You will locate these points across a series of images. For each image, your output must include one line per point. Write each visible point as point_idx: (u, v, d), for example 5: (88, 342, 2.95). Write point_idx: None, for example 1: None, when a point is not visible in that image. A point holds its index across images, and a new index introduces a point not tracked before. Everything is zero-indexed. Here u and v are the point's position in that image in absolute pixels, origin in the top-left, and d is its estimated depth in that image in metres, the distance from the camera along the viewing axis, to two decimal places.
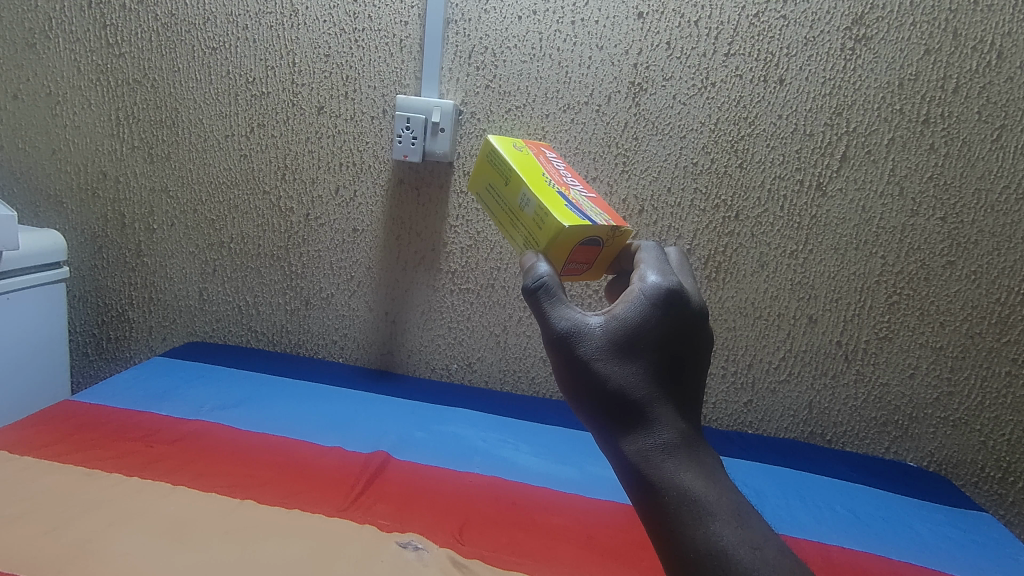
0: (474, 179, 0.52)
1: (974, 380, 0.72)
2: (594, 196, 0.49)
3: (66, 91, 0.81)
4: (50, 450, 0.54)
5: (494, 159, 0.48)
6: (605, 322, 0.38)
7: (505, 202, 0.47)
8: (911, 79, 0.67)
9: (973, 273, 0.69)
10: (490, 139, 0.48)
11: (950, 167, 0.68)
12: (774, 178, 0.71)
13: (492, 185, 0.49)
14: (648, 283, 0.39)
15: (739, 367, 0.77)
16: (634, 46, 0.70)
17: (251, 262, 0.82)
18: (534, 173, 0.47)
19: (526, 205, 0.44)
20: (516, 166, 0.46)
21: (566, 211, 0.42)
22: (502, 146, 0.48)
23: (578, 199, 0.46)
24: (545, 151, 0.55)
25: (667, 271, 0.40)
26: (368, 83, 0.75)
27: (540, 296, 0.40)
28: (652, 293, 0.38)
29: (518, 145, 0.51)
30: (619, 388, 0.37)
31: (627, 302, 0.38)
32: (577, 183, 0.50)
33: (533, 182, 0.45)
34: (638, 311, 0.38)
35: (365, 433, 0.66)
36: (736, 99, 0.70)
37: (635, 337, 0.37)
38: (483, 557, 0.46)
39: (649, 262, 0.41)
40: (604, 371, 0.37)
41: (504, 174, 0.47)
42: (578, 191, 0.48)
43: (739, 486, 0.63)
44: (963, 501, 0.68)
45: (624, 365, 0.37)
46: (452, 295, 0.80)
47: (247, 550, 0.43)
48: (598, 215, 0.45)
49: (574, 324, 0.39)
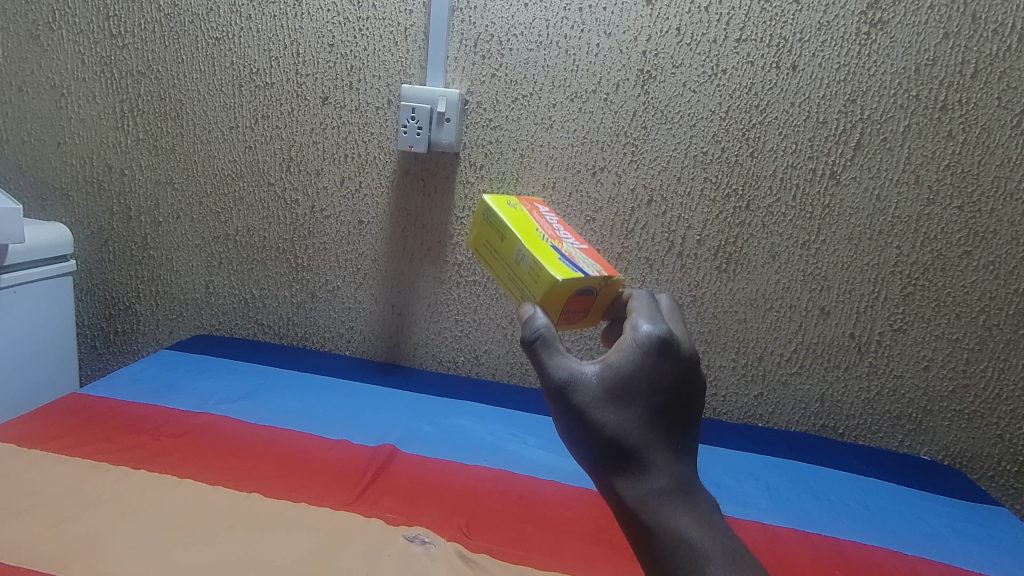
0: (473, 236, 0.52)
1: (990, 373, 0.70)
2: (587, 248, 0.49)
3: (71, 84, 0.80)
4: (59, 443, 0.54)
5: (490, 218, 0.49)
6: (600, 369, 0.38)
7: (501, 257, 0.48)
8: (928, 64, 0.65)
9: (990, 263, 0.68)
10: (486, 200, 0.49)
11: (967, 155, 0.66)
12: (786, 167, 0.69)
13: (490, 244, 0.50)
14: (640, 332, 0.38)
15: (749, 360, 0.76)
16: (643, 33, 0.69)
17: (258, 254, 0.82)
18: (528, 229, 0.48)
19: (520, 261, 0.44)
20: (510, 223, 0.47)
21: (559, 264, 0.43)
22: (497, 206, 0.49)
23: (571, 251, 0.46)
24: (539, 208, 0.55)
25: (659, 319, 0.40)
26: (373, 73, 0.74)
27: (538, 347, 0.39)
28: (645, 342, 0.38)
29: (513, 203, 0.52)
30: (616, 436, 0.36)
31: (621, 350, 0.38)
32: (570, 236, 0.50)
33: (526, 238, 0.45)
34: (631, 359, 0.38)
35: (373, 425, 0.66)
36: (748, 86, 0.68)
37: (630, 385, 0.37)
38: (490, 551, 0.45)
39: (640, 310, 0.41)
40: (601, 419, 0.37)
41: (500, 233, 0.48)
42: (571, 244, 0.48)
43: (750, 478, 0.63)
44: (978, 495, 0.66)
45: (621, 411, 0.37)
46: (458, 287, 0.79)
47: (251, 548, 0.42)
48: (590, 266, 0.45)
49: (571, 372, 0.38)
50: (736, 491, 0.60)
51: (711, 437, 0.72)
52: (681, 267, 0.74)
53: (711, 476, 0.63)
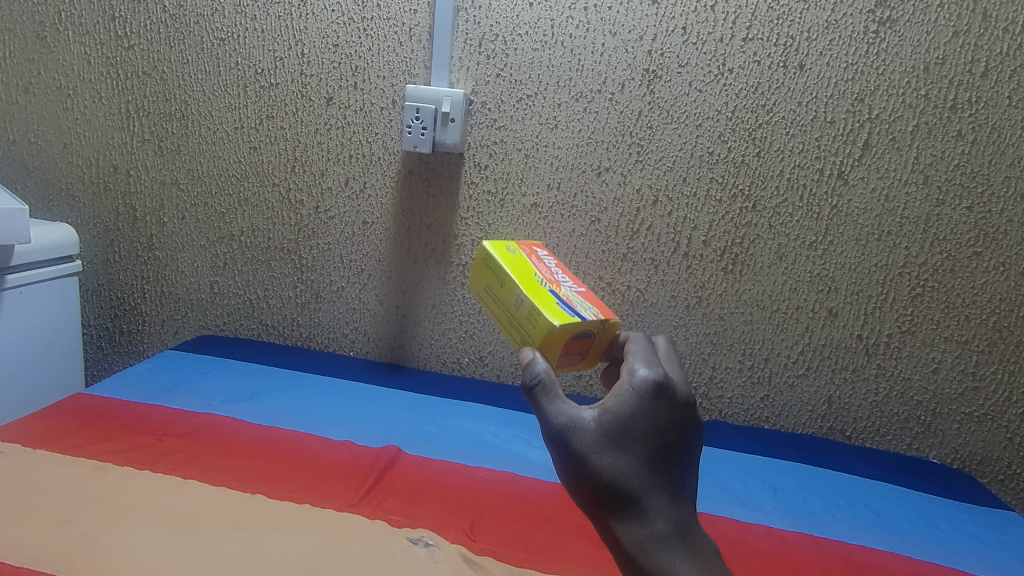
0: (472, 278, 0.52)
1: (1001, 376, 0.70)
2: (585, 289, 0.49)
3: (77, 85, 0.80)
4: (64, 442, 0.54)
5: (488, 262, 0.49)
6: (599, 415, 0.37)
7: (500, 301, 0.47)
8: (938, 63, 0.64)
9: (1001, 264, 0.67)
10: (485, 244, 0.49)
11: (977, 155, 0.65)
12: (793, 167, 0.69)
13: (488, 288, 0.49)
14: (636, 376, 0.38)
15: (756, 361, 0.75)
16: (648, 32, 0.68)
17: (262, 255, 0.82)
18: (526, 272, 0.48)
19: (518, 305, 0.44)
20: (508, 267, 0.47)
21: (556, 308, 0.42)
22: (496, 250, 0.48)
23: (569, 294, 0.46)
24: (537, 250, 0.54)
25: (655, 361, 0.39)
26: (377, 73, 0.74)
27: (537, 394, 0.39)
28: (641, 386, 0.37)
29: (512, 246, 0.51)
30: (614, 481, 0.36)
31: (617, 395, 0.38)
32: (567, 278, 0.50)
33: (524, 283, 0.45)
34: (628, 404, 0.37)
35: (376, 427, 0.65)
36: (754, 86, 0.68)
37: (626, 429, 0.36)
38: (495, 553, 0.45)
39: (637, 352, 0.40)
40: (599, 465, 0.36)
41: (498, 276, 0.47)
42: (569, 286, 0.48)
43: (757, 481, 0.62)
44: (988, 499, 0.65)
45: (618, 456, 0.36)
46: (463, 288, 0.79)
47: (252, 548, 0.42)
48: (588, 310, 0.44)
49: (570, 419, 0.37)
50: (743, 494, 0.59)
51: (718, 439, 0.71)
52: (686, 268, 0.73)
53: (719, 479, 0.62)
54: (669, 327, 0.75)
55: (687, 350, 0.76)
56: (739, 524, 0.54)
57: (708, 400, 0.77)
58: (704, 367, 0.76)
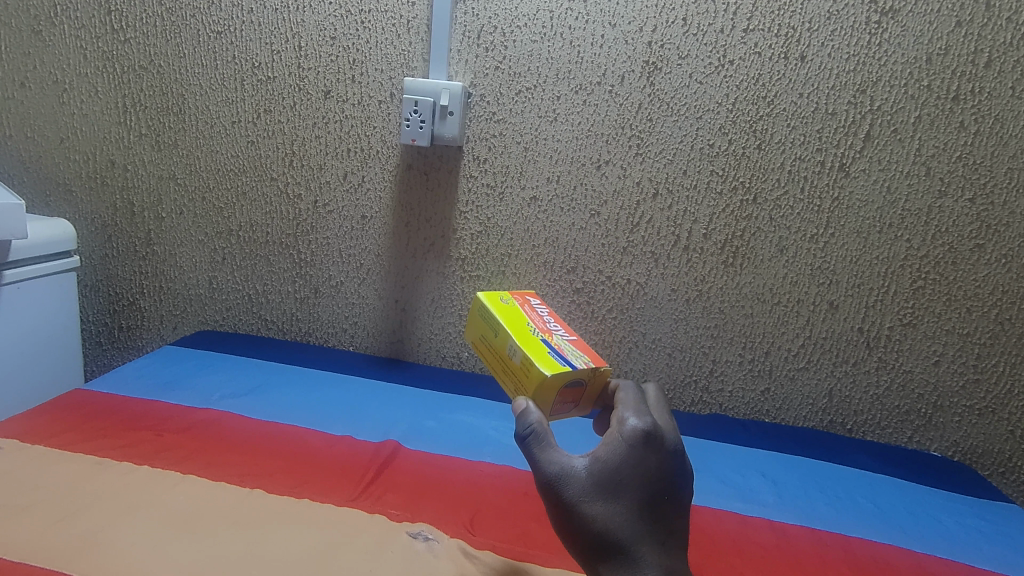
0: (466, 329, 0.53)
1: (1002, 368, 0.69)
2: (576, 338, 0.49)
3: (73, 79, 0.80)
4: (63, 439, 0.54)
5: (482, 314, 0.49)
6: (589, 463, 0.38)
7: (493, 352, 0.48)
8: (940, 54, 0.64)
9: (1003, 256, 0.66)
10: (479, 296, 0.50)
11: (980, 146, 0.65)
12: (794, 159, 0.68)
13: (482, 339, 0.50)
14: (626, 426, 0.38)
15: (756, 355, 0.75)
16: (648, 23, 0.68)
17: (261, 250, 0.81)
18: (518, 323, 0.48)
19: (511, 355, 0.44)
20: (501, 317, 0.47)
21: (548, 358, 0.43)
22: (489, 301, 0.49)
23: (561, 343, 0.46)
24: (530, 299, 0.55)
25: (644, 410, 0.40)
26: (375, 66, 0.74)
27: (530, 443, 0.39)
28: (631, 436, 0.38)
29: (505, 297, 0.52)
30: (606, 530, 0.36)
31: (607, 444, 0.38)
32: (560, 327, 0.50)
33: (516, 333, 0.45)
34: (617, 454, 0.37)
35: (376, 421, 0.65)
36: (756, 77, 0.67)
37: (616, 477, 0.37)
38: (494, 547, 0.45)
39: (627, 402, 0.41)
40: (589, 513, 0.36)
41: (491, 327, 0.48)
42: (560, 335, 0.48)
43: (758, 475, 0.62)
44: (990, 493, 0.65)
45: (609, 504, 0.37)
46: (463, 282, 0.78)
47: (252, 547, 0.42)
48: (579, 358, 0.45)
49: (563, 468, 0.38)
50: (743, 487, 0.59)
51: (718, 433, 0.71)
52: (687, 261, 0.73)
53: (718, 471, 0.62)
54: (668, 320, 0.75)
55: (688, 344, 0.76)
56: (740, 517, 0.54)
57: (709, 393, 0.77)
58: (704, 361, 0.76)
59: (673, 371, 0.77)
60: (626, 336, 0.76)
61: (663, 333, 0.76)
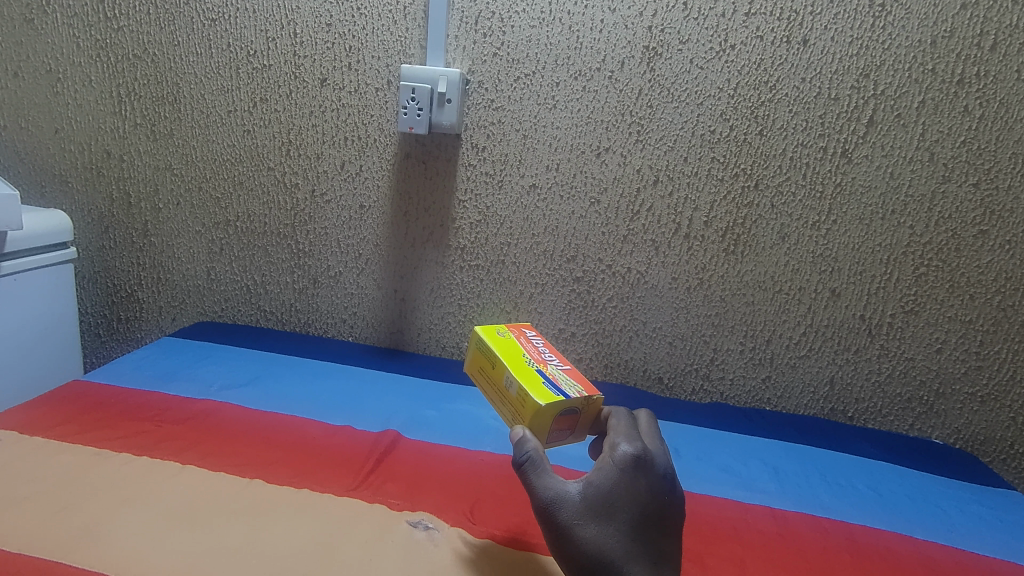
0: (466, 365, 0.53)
1: (1005, 355, 0.69)
2: (571, 368, 0.49)
3: (66, 68, 0.79)
4: (62, 430, 0.54)
5: (479, 350, 0.49)
6: (583, 488, 0.38)
7: (491, 385, 0.47)
8: (945, 36, 0.63)
9: (1007, 242, 0.66)
10: (476, 330, 0.50)
11: (984, 130, 0.64)
12: (797, 145, 0.67)
13: (480, 373, 0.49)
14: (618, 451, 0.39)
15: (757, 343, 0.74)
16: (648, 8, 0.67)
17: (259, 241, 0.81)
18: (514, 355, 0.48)
19: (508, 388, 0.44)
20: (496, 351, 0.47)
21: (543, 389, 0.43)
22: (486, 334, 0.49)
23: (555, 374, 0.46)
24: (527, 331, 0.54)
25: (635, 436, 0.41)
26: (371, 53, 0.73)
27: (527, 470, 0.39)
28: (621, 461, 0.38)
29: (501, 329, 0.52)
30: (598, 551, 0.36)
31: (599, 469, 0.38)
32: (555, 357, 0.50)
33: (512, 365, 0.45)
34: (609, 478, 0.38)
35: (376, 412, 0.65)
36: (757, 62, 0.66)
37: (608, 500, 0.37)
38: (495, 536, 0.45)
39: (619, 428, 0.42)
40: (582, 536, 0.36)
41: (488, 357, 0.48)
42: (555, 366, 0.48)
43: (758, 464, 0.62)
44: (992, 479, 0.65)
45: (602, 526, 0.36)
46: (462, 271, 0.78)
47: (252, 540, 0.41)
48: (572, 387, 0.44)
49: (557, 492, 0.38)
50: (743, 475, 0.59)
51: (718, 422, 0.71)
52: (687, 249, 0.72)
53: (718, 460, 0.62)
54: (669, 309, 0.75)
55: (689, 332, 0.75)
56: (740, 506, 0.54)
57: (710, 382, 0.77)
58: (705, 349, 0.75)
59: (674, 359, 0.76)
60: (626, 325, 0.76)
61: (664, 322, 0.75)
